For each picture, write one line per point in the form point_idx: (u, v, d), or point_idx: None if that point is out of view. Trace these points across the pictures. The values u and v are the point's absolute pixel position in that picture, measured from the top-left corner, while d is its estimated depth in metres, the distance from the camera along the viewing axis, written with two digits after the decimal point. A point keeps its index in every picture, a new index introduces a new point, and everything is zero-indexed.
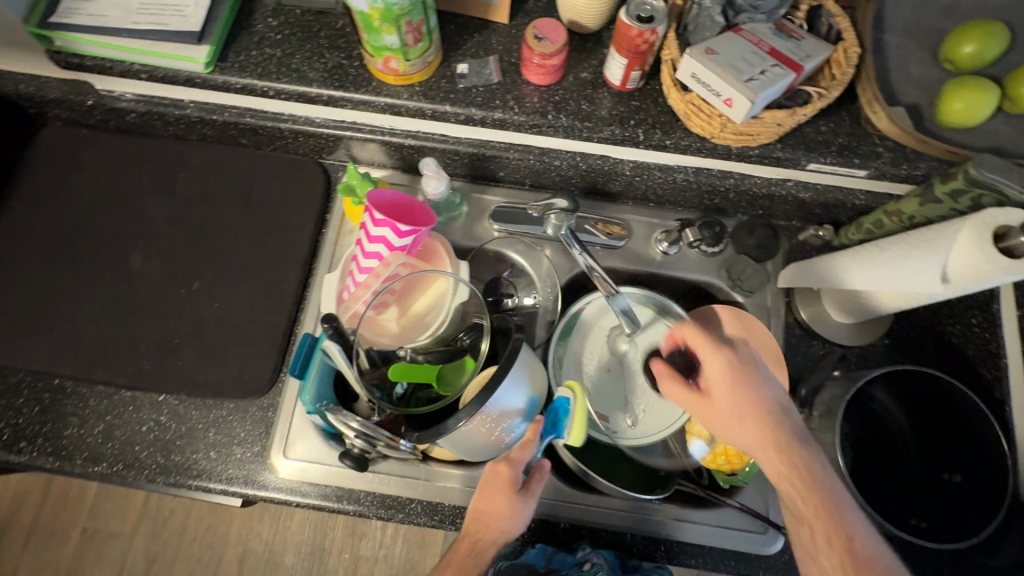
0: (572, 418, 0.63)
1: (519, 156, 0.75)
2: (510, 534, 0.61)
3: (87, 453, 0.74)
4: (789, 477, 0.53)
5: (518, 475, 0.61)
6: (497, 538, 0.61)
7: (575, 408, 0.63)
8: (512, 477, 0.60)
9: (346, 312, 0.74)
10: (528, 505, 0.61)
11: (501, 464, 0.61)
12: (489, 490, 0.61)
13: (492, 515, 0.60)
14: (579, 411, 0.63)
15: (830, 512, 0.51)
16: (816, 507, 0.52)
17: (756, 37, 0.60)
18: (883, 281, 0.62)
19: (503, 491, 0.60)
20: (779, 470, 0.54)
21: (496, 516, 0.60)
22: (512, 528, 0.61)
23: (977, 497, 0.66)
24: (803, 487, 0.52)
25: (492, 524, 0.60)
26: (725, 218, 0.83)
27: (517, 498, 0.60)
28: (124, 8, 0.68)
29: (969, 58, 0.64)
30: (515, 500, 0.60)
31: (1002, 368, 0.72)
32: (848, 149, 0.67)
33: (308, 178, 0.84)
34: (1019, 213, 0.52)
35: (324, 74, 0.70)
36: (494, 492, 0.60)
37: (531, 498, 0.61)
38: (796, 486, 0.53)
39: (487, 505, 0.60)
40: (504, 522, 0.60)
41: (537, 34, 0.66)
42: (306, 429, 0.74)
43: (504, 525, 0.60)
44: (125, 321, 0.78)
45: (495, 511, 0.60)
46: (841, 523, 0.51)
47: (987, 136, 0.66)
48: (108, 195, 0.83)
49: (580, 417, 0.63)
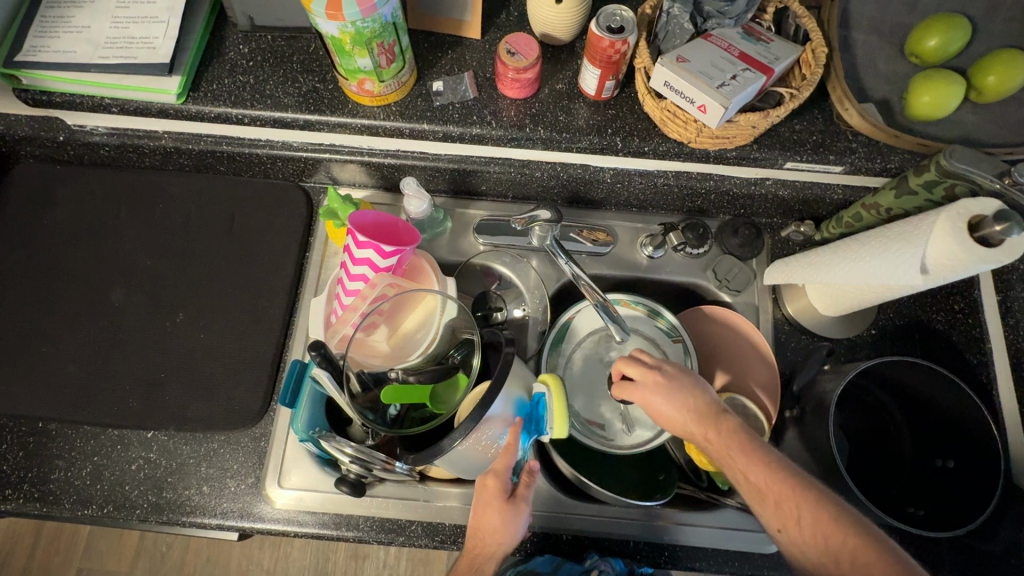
0: (551, 410, 0.62)
1: (499, 169, 0.75)
2: (509, 542, 0.61)
3: (76, 496, 0.72)
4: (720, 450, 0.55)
5: (505, 483, 0.61)
6: (496, 549, 0.61)
7: (552, 399, 0.61)
8: (498, 488, 0.60)
9: (335, 336, 0.73)
10: (521, 511, 0.61)
11: (485, 477, 0.61)
12: (480, 506, 0.61)
13: (487, 529, 0.60)
14: (556, 402, 0.61)
15: (754, 464, 0.53)
16: (741, 467, 0.53)
17: (725, 42, 0.61)
18: (865, 276, 0.62)
19: (494, 504, 0.60)
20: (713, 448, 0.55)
21: (489, 531, 0.60)
22: (507, 540, 0.61)
23: (969, 482, 0.66)
24: (727, 454, 0.54)
25: (489, 538, 0.61)
26: (708, 218, 0.84)
27: (509, 507, 0.60)
28: (91, 43, 0.67)
29: (934, 51, 0.65)
30: (506, 509, 0.60)
31: (987, 353, 0.73)
32: (823, 146, 0.68)
33: (290, 202, 0.84)
34: (991, 203, 0.53)
35: (298, 99, 0.69)
36: (483, 506, 0.61)
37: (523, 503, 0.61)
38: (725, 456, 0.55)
39: (479, 521, 0.61)
40: (499, 533, 0.60)
41: (510, 49, 0.66)
42: (300, 457, 0.73)
43: (500, 536, 0.60)
44: (108, 358, 0.76)
45: (489, 526, 0.60)
46: (767, 481, 0.52)
47: (956, 127, 0.67)
48: (86, 230, 0.82)
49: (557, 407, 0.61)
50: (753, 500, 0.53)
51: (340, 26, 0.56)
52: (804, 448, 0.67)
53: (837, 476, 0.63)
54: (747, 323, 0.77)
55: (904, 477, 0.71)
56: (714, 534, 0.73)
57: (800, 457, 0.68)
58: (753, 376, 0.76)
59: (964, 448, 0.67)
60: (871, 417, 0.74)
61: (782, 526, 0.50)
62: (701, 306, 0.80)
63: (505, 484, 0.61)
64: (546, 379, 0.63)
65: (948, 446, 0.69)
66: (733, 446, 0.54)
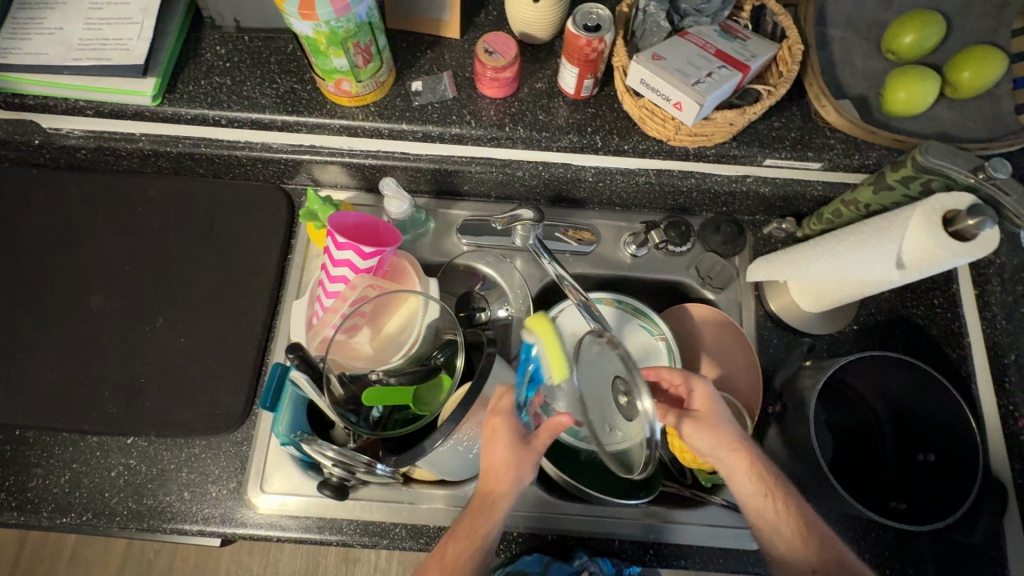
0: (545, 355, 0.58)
1: (481, 169, 0.75)
2: (521, 484, 0.57)
3: (54, 504, 0.71)
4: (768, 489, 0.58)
5: (513, 420, 0.59)
6: (506, 491, 0.57)
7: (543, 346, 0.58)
8: (505, 424, 0.59)
9: (315, 337, 0.72)
10: (535, 449, 0.57)
11: (491, 416, 0.60)
12: (489, 440, 0.59)
13: (494, 464, 0.58)
14: (549, 346, 0.57)
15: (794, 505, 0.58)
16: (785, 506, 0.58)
17: (701, 40, 0.61)
18: (843, 271, 0.63)
19: (504, 440, 0.58)
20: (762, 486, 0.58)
21: (498, 465, 0.57)
22: (517, 478, 0.57)
23: (949, 476, 0.67)
24: (775, 494, 0.58)
25: (496, 474, 0.57)
26: (691, 216, 0.84)
27: (519, 443, 0.58)
28: (64, 44, 0.66)
29: (908, 48, 0.66)
30: (515, 444, 0.58)
31: (966, 347, 0.74)
32: (801, 143, 0.68)
33: (271, 204, 0.83)
34: (965, 197, 0.54)
35: (276, 100, 0.69)
36: (490, 442, 0.59)
37: (538, 444, 0.58)
38: (775, 493, 0.58)
39: (489, 457, 0.58)
40: (506, 466, 0.57)
41: (488, 48, 0.66)
42: (282, 461, 0.72)
43: (507, 470, 0.57)
44: (87, 364, 0.75)
45: (499, 460, 0.58)
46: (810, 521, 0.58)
47: (931, 123, 0.68)
48: (63, 234, 0.81)
49: (553, 356, 0.57)
50: (792, 534, 0.57)
51: (314, 25, 0.55)
52: (787, 444, 0.68)
53: (818, 472, 0.63)
54: (733, 322, 0.77)
55: (886, 472, 0.71)
56: (699, 531, 0.73)
57: (783, 452, 0.68)
58: (737, 374, 0.75)
59: (945, 442, 0.68)
60: (854, 412, 0.74)
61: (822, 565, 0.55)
62: (685, 304, 0.80)
63: (514, 421, 0.59)
64: (534, 327, 0.58)
65: (929, 440, 0.69)
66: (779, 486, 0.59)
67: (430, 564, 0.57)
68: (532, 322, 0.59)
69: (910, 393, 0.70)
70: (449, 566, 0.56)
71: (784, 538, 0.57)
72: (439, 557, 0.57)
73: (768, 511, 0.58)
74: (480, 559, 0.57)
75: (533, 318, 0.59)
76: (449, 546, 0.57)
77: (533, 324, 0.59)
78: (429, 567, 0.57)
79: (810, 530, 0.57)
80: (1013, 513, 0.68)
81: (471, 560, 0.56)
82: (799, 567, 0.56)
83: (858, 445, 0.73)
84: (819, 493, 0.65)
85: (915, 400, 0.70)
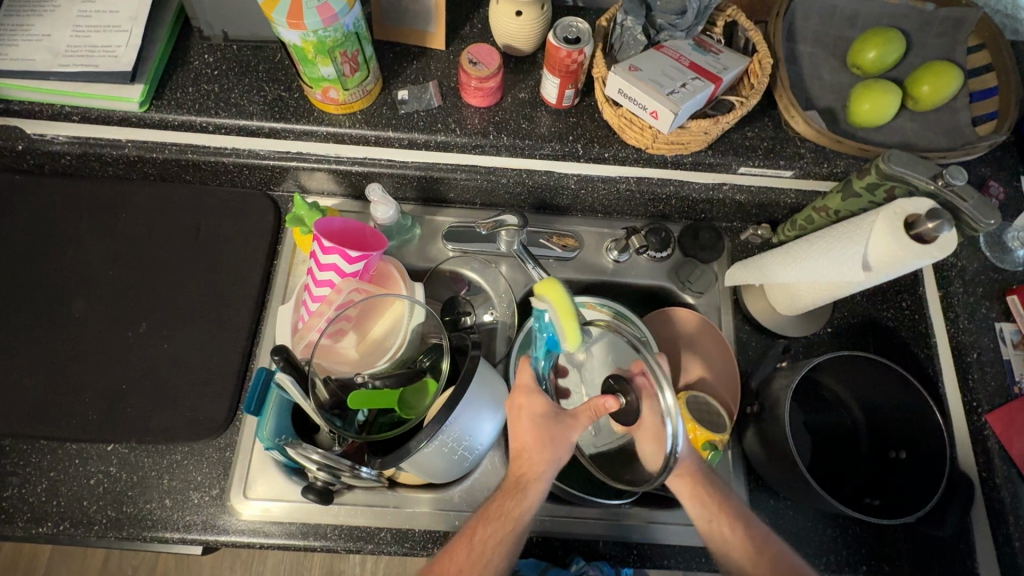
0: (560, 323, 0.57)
1: (466, 176, 0.76)
2: (553, 464, 0.59)
3: (30, 513, 0.70)
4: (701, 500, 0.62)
5: (544, 400, 0.61)
6: (536, 472, 0.59)
7: (556, 313, 0.56)
8: (533, 403, 0.61)
9: (300, 342, 0.72)
10: (569, 430, 0.58)
11: (519, 396, 0.62)
12: (515, 421, 0.61)
13: (525, 444, 0.60)
14: (561, 314, 0.56)
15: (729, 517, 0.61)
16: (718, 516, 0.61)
17: (676, 53, 0.64)
18: (814, 274, 0.65)
19: (530, 420, 0.60)
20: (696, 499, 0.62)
21: (527, 444, 0.60)
22: (545, 457, 0.58)
23: (918, 472, 0.69)
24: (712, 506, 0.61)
25: (527, 455, 0.60)
26: (671, 223, 0.86)
27: (550, 424, 0.59)
28: (51, 51, 0.66)
29: (872, 64, 0.70)
30: (546, 425, 0.59)
31: (933, 347, 0.77)
32: (773, 152, 0.71)
33: (258, 210, 0.83)
34: (925, 202, 0.57)
35: (264, 107, 0.70)
36: (521, 423, 0.61)
37: (569, 425, 0.59)
38: (718, 516, 0.61)
39: (519, 439, 0.61)
40: (536, 447, 0.59)
41: (472, 58, 0.68)
42: (266, 466, 0.72)
43: (539, 452, 0.59)
44: (67, 371, 0.75)
45: (526, 438, 0.60)
46: (756, 543, 0.59)
47: (896, 133, 0.71)
48: (46, 240, 0.81)
49: (563, 317, 0.56)
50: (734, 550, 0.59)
51: (302, 34, 0.57)
52: (765, 443, 0.69)
53: (795, 470, 0.65)
54: (714, 326, 0.79)
55: (860, 470, 0.73)
56: (682, 531, 0.74)
57: (760, 452, 0.70)
58: (715, 375, 0.77)
59: (916, 440, 0.70)
60: (828, 411, 0.76)
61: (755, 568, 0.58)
62: (668, 307, 0.81)
63: (543, 403, 0.61)
64: (543, 293, 0.57)
65: (900, 437, 0.71)
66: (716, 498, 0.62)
67: (458, 545, 0.58)
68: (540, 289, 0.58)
69: (881, 392, 0.72)
70: (479, 545, 0.57)
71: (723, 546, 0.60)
72: (467, 538, 0.58)
73: (713, 533, 0.61)
74: (510, 541, 0.57)
75: (542, 283, 0.57)
76: (478, 526, 0.58)
77: (544, 289, 0.57)
78: (456, 549, 0.58)
79: (751, 545, 0.59)
80: (981, 508, 0.70)
81: (501, 541, 0.57)
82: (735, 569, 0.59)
83: (833, 444, 0.75)
84: (796, 491, 0.67)
85: (887, 400, 0.72)
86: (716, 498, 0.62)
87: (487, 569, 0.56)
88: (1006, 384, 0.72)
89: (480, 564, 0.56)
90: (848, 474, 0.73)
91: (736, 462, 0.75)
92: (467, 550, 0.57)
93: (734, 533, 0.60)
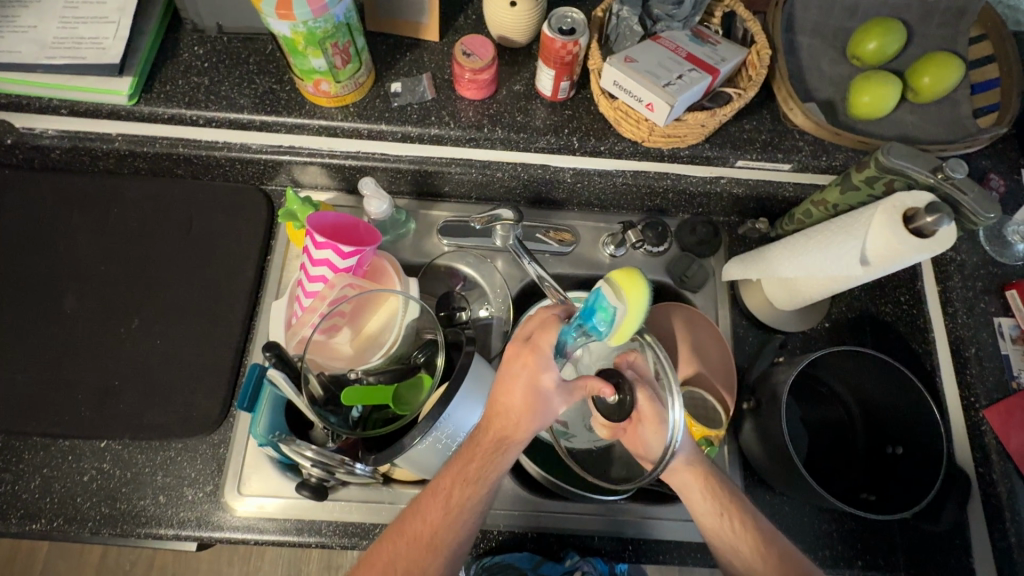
0: (610, 329, 0.49)
1: (461, 170, 0.75)
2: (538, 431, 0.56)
3: (23, 510, 0.69)
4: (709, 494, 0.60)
5: (550, 369, 0.55)
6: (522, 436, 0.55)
7: (617, 318, 0.48)
8: (536, 364, 0.55)
9: (294, 337, 0.72)
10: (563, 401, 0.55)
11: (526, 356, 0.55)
12: (510, 378, 0.55)
13: (517, 406, 0.54)
14: (620, 323, 0.48)
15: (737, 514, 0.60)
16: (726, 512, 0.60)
17: (673, 44, 0.63)
18: (813, 269, 0.64)
19: (529, 380, 0.55)
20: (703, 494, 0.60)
21: (517, 406, 0.54)
22: (535, 422, 0.55)
23: (915, 468, 0.69)
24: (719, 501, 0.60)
25: (513, 416, 0.55)
26: (668, 217, 0.85)
27: (551, 392, 0.55)
28: (37, 43, 0.65)
29: (873, 54, 0.69)
30: (543, 392, 0.55)
31: (931, 342, 0.76)
32: (771, 145, 0.71)
33: (250, 205, 0.83)
34: (924, 196, 0.56)
35: (255, 100, 0.69)
36: (517, 382, 0.55)
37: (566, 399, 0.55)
38: (729, 512, 0.60)
39: (507, 397, 0.55)
40: (529, 411, 0.54)
41: (465, 50, 0.67)
42: (260, 463, 0.72)
43: (527, 417, 0.54)
44: (59, 367, 0.74)
45: (518, 398, 0.54)
46: (767, 540, 0.58)
47: (895, 125, 0.70)
48: (37, 236, 0.80)
49: (620, 333, 0.49)
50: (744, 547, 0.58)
51: (292, 25, 0.56)
52: (761, 439, 0.69)
53: (791, 465, 0.65)
54: (709, 320, 0.77)
55: (856, 465, 0.73)
56: (677, 526, 0.74)
57: (757, 447, 0.70)
58: (710, 370, 0.75)
59: (912, 435, 0.70)
60: (825, 406, 0.76)
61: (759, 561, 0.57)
62: (666, 304, 0.78)
63: (551, 370, 0.55)
64: (627, 291, 0.47)
65: (896, 432, 0.71)
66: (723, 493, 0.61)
67: (430, 501, 0.55)
68: (622, 280, 0.48)
69: (879, 388, 0.72)
70: (454, 509, 0.54)
71: (730, 541, 0.59)
72: (441, 497, 0.55)
73: (719, 528, 0.60)
74: (481, 506, 0.55)
75: (629, 277, 0.47)
76: (453, 489, 0.55)
77: (628, 287, 0.47)
78: (432, 504, 0.55)
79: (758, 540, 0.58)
80: (977, 503, 0.70)
81: (474, 507, 0.55)
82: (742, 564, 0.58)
83: (829, 440, 0.75)
84: (792, 486, 0.66)
85: (885, 397, 0.72)
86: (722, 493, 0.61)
87: (458, 536, 0.54)
88: (1004, 379, 0.71)
89: (452, 527, 0.54)
90: (844, 470, 0.73)
91: (732, 457, 0.74)
92: (444, 511, 0.54)
93: (744, 529, 0.59)
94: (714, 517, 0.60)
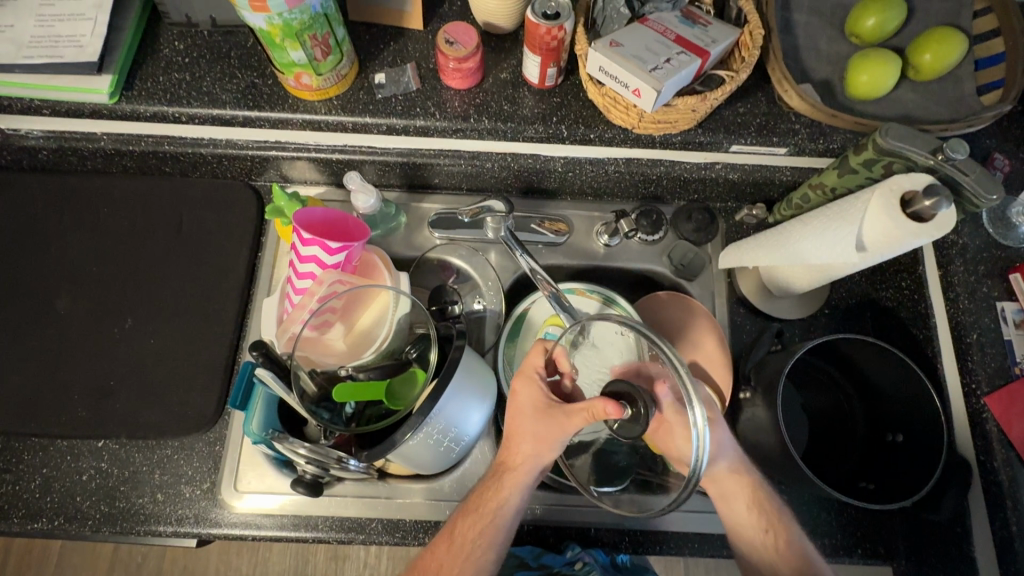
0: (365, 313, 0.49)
1: (450, 161, 0.74)
2: (538, 462, 0.63)
3: (24, 510, 0.70)
4: (748, 490, 0.64)
5: (541, 392, 0.63)
6: (524, 466, 0.63)
7: None
8: (531, 390, 0.64)
9: (284, 334, 0.71)
10: (556, 429, 0.60)
11: (520, 380, 0.65)
12: (513, 409, 0.65)
13: (518, 437, 0.63)
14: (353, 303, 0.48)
15: (768, 509, 0.64)
16: (757, 508, 0.64)
17: (662, 26, 0.61)
18: (809, 256, 0.62)
19: (526, 409, 0.63)
20: (743, 490, 0.64)
21: (519, 435, 0.63)
22: (535, 447, 0.62)
23: (918, 456, 0.67)
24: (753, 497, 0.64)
25: (513, 445, 0.64)
26: (663, 205, 0.84)
27: (545, 416, 0.61)
28: (14, 42, 0.64)
29: (872, 31, 0.66)
30: (537, 423, 0.62)
31: (932, 327, 0.74)
32: (766, 129, 0.69)
33: (240, 202, 0.82)
34: (922, 178, 0.54)
35: (237, 95, 0.68)
36: (522, 416, 0.64)
37: (562, 420, 0.60)
38: (773, 528, 0.63)
39: (512, 429, 0.64)
40: (525, 438, 0.63)
41: (448, 38, 0.65)
42: (256, 460, 0.72)
43: (526, 445, 0.63)
44: (55, 369, 0.74)
45: (518, 427, 0.63)
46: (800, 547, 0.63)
47: (897, 104, 0.68)
48: (30, 237, 0.80)
49: None
50: (764, 539, 0.63)
51: (266, 17, 0.54)
52: (757, 429, 0.68)
53: (786, 456, 0.64)
54: (705, 308, 0.76)
55: (855, 454, 0.72)
56: (675, 516, 0.73)
57: (753, 437, 0.69)
58: (706, 360, 0.73)
59: (913, 423, 0.68)
60: (826, 394, 0.75)
61: (772, 550, 0.62)
62: (657, 293, 0.78)
63: (540, 394, 0.63)
64: None
65: (897, 420, 0.70)
66: (761, 493, 0.65)
67: (447, 529, 0.63)
68: None
69: (885, 374, 0.70)
70: (458, 539, 0.61)
71: (751, 529, 0.64)
72: (470, 512, 0.63)
73: (752, 532, 0.64)
74: (488, 531, 0.61)
75: None
76: (462, 518, 0.63)
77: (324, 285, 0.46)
78: (460, 522, 0.62)
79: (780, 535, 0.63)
80: (978, 489, 0.69)
81: (480, 533, 0.61)
82: (757, 547, 0.63)
83: (829, 428, 0.74)
84: (789, 476, 0.66)
85: (888, 382, 0.70)
86: (768, 509, 0.65)
87: (466, 560, 0.60)
88: (1007, 365, 0.70)
89: (461, 555, 0.60)
90: (842, 458, 0.72)
91: None
92: (449, 541, 0.61)
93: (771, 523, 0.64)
94: (747, 509, 0.64)
